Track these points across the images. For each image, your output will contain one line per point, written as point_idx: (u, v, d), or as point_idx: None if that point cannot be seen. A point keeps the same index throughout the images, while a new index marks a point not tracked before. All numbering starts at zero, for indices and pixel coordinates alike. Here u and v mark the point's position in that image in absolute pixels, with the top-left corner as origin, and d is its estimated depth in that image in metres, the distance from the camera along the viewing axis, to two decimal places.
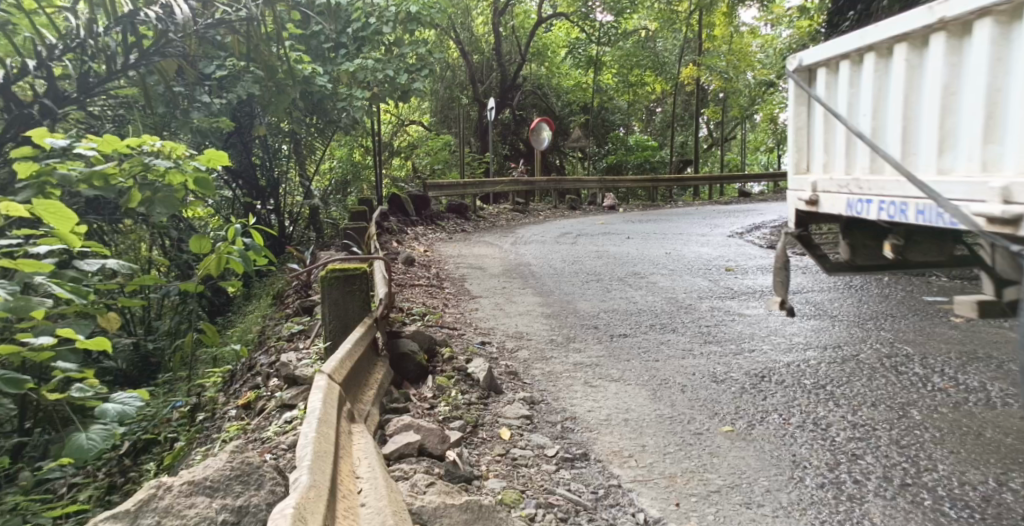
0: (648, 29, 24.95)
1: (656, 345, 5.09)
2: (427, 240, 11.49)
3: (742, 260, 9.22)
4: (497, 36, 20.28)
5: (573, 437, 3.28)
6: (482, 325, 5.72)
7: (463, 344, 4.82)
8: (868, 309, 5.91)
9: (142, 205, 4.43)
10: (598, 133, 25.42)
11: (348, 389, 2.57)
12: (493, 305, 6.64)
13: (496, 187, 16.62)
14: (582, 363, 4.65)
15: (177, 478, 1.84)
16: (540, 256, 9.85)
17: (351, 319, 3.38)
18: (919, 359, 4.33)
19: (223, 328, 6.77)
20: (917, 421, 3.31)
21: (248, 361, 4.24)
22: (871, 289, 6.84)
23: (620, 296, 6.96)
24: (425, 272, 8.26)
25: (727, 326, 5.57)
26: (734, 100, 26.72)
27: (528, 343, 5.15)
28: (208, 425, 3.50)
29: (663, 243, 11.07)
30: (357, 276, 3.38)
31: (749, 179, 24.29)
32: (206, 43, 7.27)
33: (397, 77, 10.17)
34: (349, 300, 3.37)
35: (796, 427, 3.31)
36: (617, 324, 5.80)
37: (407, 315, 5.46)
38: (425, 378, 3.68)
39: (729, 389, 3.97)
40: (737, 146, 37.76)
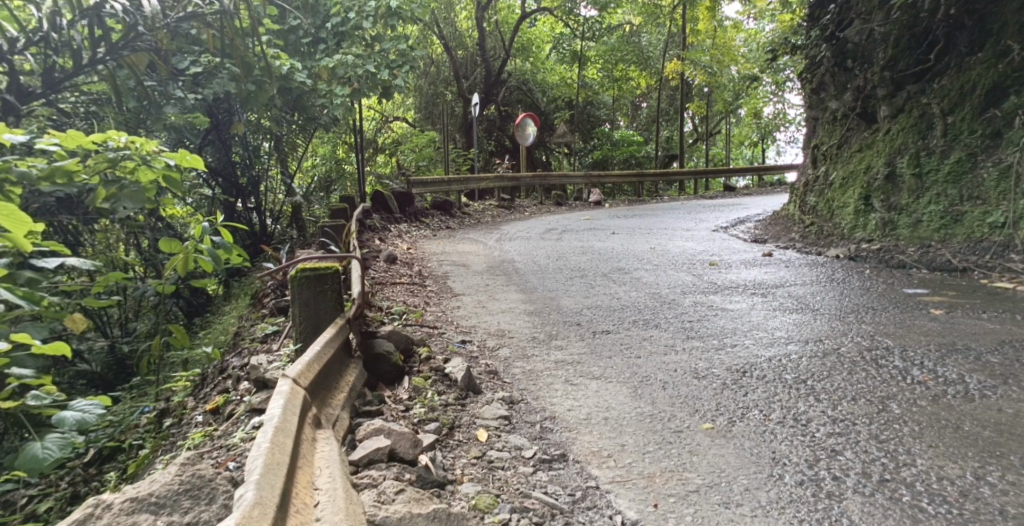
0: (633, 23, 24.91)
1: (639, 341, 5.04)
2: (410, 237, 11.40)
3: (726, 254, 9.22)
4: (480, 31, 20.16)
5: (551, 437, 3.22)
6: (462, 323, 5.65)
7: (442, 343, 4.75)
8: (850, 302, 5.90)
9: (108, 202, 4.29)
10: (583, 128, 25.39)
11: (315, 394, 2.50)
12: (475, 303, 6.58)
13: (480, 183, 16.55)
14: (563, 360, 4.59)
15: (119, 496, 1.81)
16: (524, 252, 9.80)
17: (322, 319, 3.30)
18: (901, 351, 4.30)
19: (199, 328, 6.66)
20: (897, 415, 3.28)
21: (220, 364, 4.14)
22: (854, 282, 6.83)
23: (604, 292, 6.91)
24: (407, 270, 8.19)
25: (710, 321, 5.53)
26: (719, 94, 26.77)
27: (509, 341, 5.09)
28: (175, 431, 3.41)
29: (647, 238, 11.04)
30: (329, 276, 3.30)
31: (735, 173, 24.33)
32: (180, 38, 7.15)
33: (378, 73, 10.07)
34: (320, 299, 3.29)
35: (775, 423, 3.27)
36: (600, 320, 5.74)
37: (386, 314, 5.39)
38: (401, 379, 3.61)
39: (709, 385, 3.92)
40: (722, 141, 37.88)
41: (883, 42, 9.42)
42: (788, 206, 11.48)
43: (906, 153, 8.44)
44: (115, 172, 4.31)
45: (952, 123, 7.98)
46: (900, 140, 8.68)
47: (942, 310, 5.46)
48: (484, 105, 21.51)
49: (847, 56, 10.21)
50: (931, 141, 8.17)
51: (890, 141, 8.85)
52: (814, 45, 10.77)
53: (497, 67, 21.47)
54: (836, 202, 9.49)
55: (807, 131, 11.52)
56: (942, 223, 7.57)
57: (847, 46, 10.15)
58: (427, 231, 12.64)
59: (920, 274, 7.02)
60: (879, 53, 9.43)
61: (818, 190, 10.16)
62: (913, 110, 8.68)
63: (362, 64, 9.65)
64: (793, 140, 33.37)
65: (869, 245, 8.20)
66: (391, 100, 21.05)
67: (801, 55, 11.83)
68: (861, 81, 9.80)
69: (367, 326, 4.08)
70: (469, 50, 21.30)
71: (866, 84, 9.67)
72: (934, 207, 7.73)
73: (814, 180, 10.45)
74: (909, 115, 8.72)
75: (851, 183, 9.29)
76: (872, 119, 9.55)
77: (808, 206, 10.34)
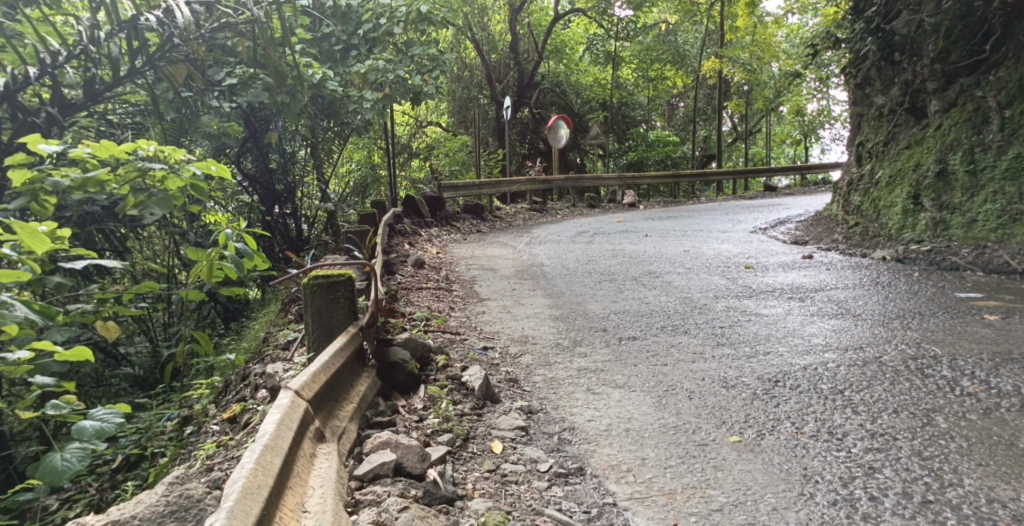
0: (669, 22, 24.54)
1: (666, 348, 4.88)
2: (441, 241, 11.39)
3: (763, 256, 8.95)
4: (514, 33, 20.07)
5: (569, 449, 3.10)
6: (488, 329, 5.57)
7: (464, 350, 4.67)
8: (894, 307, 5.63)
9: (137, 210, 4.18)
10: (618, 129, 25.08)
11: (321, 406, 2.42)
12: (502, 308, 6.49)
13: (514, 185, 16.46)
14: (586, 368, 4.46)
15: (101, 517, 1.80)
16: (555, 256, 9.68)
17: (334, 326, 3.22)
18: (948, 361, 4.06)
19: (231, 333, 6.72)
20: (943, 430, 3.07)
21: (244, 369, 4.11)
22: (899, 286, 6.54)
23: (633, 297, 6.76)
24: (435, 275, 8.15)
25: (742, 327, 5.34)
26: (758, 92, 26.16)
27: (534, 348, 4.98)
28: (193, 439, 3.38)
29: (681, 240, 10.83)
30: (341, 283, 3.23)
31: (774, 173, 23.79)
32: (215, 48, 7.22)
33: (410, 78, 10.04)
34: (332, 307, 3.21)
35: (808, 437, 3.09)
36: (627, 326, 5.60)
37: (410, 320, 5.33)
38: (416, 388, 3.53)
39: (739, 395, 3.75)
40: (761, 140, 37.05)
41: (934, 34, 9.02)
42: (830, 206, 11.10)
43: (959, 149, 8.09)
44: (145, 180, 4.21)
45: (1010, 116, 7.63)
46: (953, 136, 8.30)
47: (996, 315, 5.17)
48: (517, 108, 21.42)
49: (894, 49, 9.82)
50: (987, 136, 7.80)
51: (942, 137, 8.46)
52: (858, 39, 10.40)
53: (532, 69, 21.37)
54: (882, 202, 9.12)
55: (850, 129, 11.13)
56: (999, 223, 7.23)
57: (894, 38, 9.76)
58: (459, 235, 12.61)
59: (971, 277, 6.68)
60: (930, 46, 9.03)
61: (863, 189, 9.79)
62: (967, 103, 8.30)
63: (394, 69, 9.61)
64: (835, 137, 32.51)
65: (918, 246, 7.85)
66: (426, 104, 21.10)
67: (843, 50, 11.47)
68: (909, 75, 9.40)
69: (384, 333, 4.01)
70: (502, 53, 21.23)
71: (914, 78, 9.27)
72: (991, 206, 7.39)
73: (859, 179, 10.08)
74: (963, 109, 8.34)
75: (899, 182, 8.91)
76: (922, 115, 9.15)
77: (852, 206, 9.98)
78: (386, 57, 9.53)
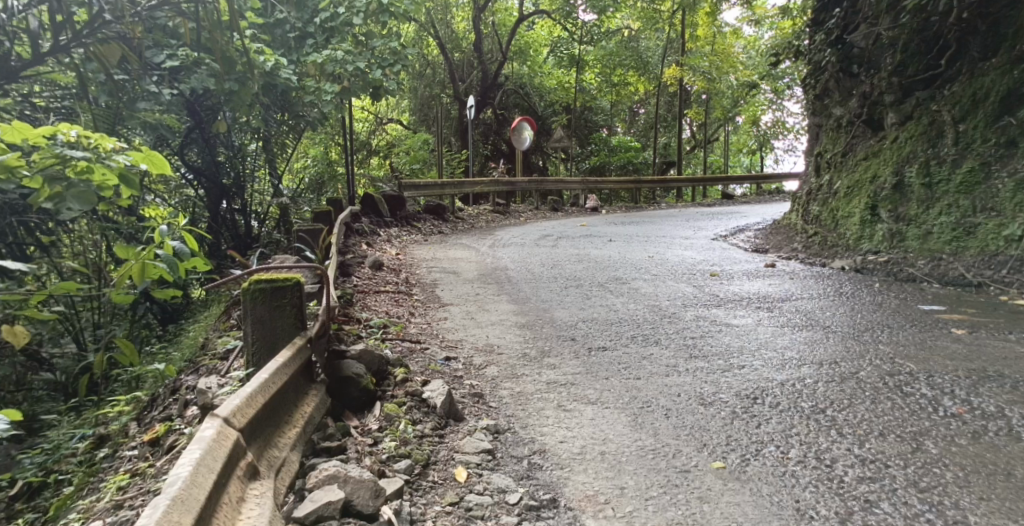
0: (632, 27, 24.55)
1: (638, 360, 4.64)
2: (400, 242, 11.03)
3: (726, 263, 8.86)
4: (477, 33, 19.79)
5: (539, 477, 2.82)
6: (449, 337, 5.27)
7: (424, 361, 4.36)
8: (864, 318, 5.50)
9: (51, 202, 3.78)
10: (580, 133, 24.92)
11: (256, 434, 2.11)
12: (464, 314, 6.19)
13: (475, 187, 16.11)
14: (556, 382, 4.21)
15: None
16: (518, 259, 9.41)
17: (277, 337, 2.88)
18: (926, 378, 3.89)
19: (167, 337, 6.28)
20: (935, 456, 2.88)
21: (174, 383, 3.74)
22: (863, 296, 6.45)
23: (600, 304, 6.51)
24: (393, 277, 7.80)
25: (714, 338, 5.14)
26: (717, 101, 26.37)
27: (498, 359, 4.70)
28: (106, 465, 3.02)
29: (645, 246, 10.70)
30: (287, 288, 2.89)
31: (732, 181, 23.93)
32: (156, 29, 6.75)
33: (369, 72, 9.65)
34: (276, 314, 2.87)
35: (795, 463, 2.86)
36: (596, 335, 5.35)
37: (364, 327, 4.99)
38: (371, 406, 3.20)
39: (717, 414, 3.52)
40: (721, 149, 37.34)
41: (892, 47, 9.05)
42: (790, 214, 11.06)
43: (915, 161, 8.05)
44: (64, 169, 3.83)
45: (964, 130, 7.62)
46: (908, 149, 8.26)
47: (964, 330, 5.05)
48: (480, 109, 21.13)
49: (852, 61, 9.85)
50: (942, 149, 7.77)
51: (898, 149, 8.43)
52: (818, 49, 10.43)
53: (494, 69, 21.11)
54: (840, 212, 9.08)
55: (810, 139, 11.13)
56: (953, 235, 7.17)
57: (853, 51, 9.79)
58: (418, 236, 12.21)
59: (932, 289, 6.64)
60: (888, 59, 9.06)
61: (822, 199, 9.75)
62: (923, 116, 8.28)
63: (353, 61, 9.26)
64: (791, 147, 32.97)
65: (876, 257, 7.81)
66: (385, 102, 20.65)
67: (805, 60, 11.51)
68: (867, 87, 9.40)
69: (338, 343, 3.67)
70: (465, 52, 20.91)
71: (873, 90, 9.28)
72: (946, 217, 7.34)
73: (818, 189, 10.04)
74: (918, 122, 8.31)
75: (857, 192, 8.88)
76: (879, 126, 9.14)
77: (810, 215, 9.91)
78: (345, 48, 9.14)
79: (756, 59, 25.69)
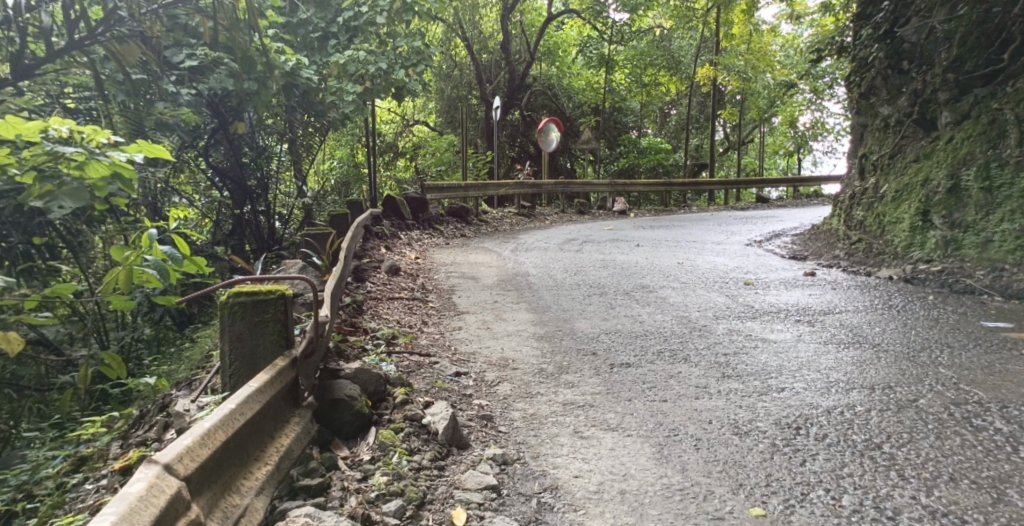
0: (664, 27, 24.03)
1: (664, 379, 4.26)
2: (421, 246, 10.75)
3: (762, 271, 8.39)
4: (506, 33, 19.44)
5: (549, 520, 2.48)
6: (463, 350, 4.94)
7: (431, 379, 4.05)
8: (916, 336, 5.05)
9: (41, 201, 3.48)
10: (609, 135, 24.47)
11: (210, 480, 1.75)
12: (480, 323, 5.86)
13: (501, 189, 15.74)
14: (573, 403, 3.86)
15: None
16: (541, 265, 9.06)
17: (258, 357, 2.50)
18: (999, 409, 3.49)
19: (175, 343, 6.04)
20: (1022, 511, 2.51)
21: (163, 399, 3.44)
22: (916, 310, 5.96)
23: (624, 314, 6.13)
24: (409, 283, 7.51)
25: (749, 356, 4.72)
26: (752, 102, 25.60)
27: (513, 376, 4.36)
28: (72, 496, 2.72)
29: (675, 251, 10.24)
30: (270, 302, 2.50)
31: (768, 184, 23.09)
32: (176, 27, 6.57)
33: (393, 72, 9.37)
34: (257, 331, 2.49)
35: (852, 514, 2.51)
36: (620, 350, 4.96)
37: (371, 338, 4.69)
38: (364, 433, 2.87)
39: (755, 447, 3.15)
40: (754, 151, 36.42)
41: (948, 42, 8.48)
42: (830, 219, 10.53)
43: (973, 163, 7.49)
44: (57, 167, 3.54)
45: None
46: (965, 150, 7.69)
47: None
48: (507, 110, 20.78)
49: (902, 57, 9.30)
50: (1004, 150, 7.19)
51: (953, 151, 7.87)
52: (864, 46, 9.89)
53: (523, 70, 20.80)
54: (887, 218, 8.54)
55: (852, 140, 10.57)
56: (1017, 243, 6.62)
57: (903, 46, 9.23)
58: (441, 239, 11.93)
59: (994, 303, 6.11)
60: (943, 54, 8.49)
61: (866, 204, 9.21)
62: (982, 116, 7.69)
63: (377, 61, 8.99)
64: (830, 150, 31.88)
65: (927, 266, 7.30)
66: (412, 103, 20.43)
67: (848, 58, 10.96)
68: (918, 85, 8.84)
69: (333, 359, 3.34)
70: (493, 52, 20.63)
71: (925, 88, 8.71)
72: (1009, 225, 6.77)
73: (861, 193, 9.49)
74: (977, 122, 7.73)
75: (906, 197, 8.34)
76: (931, 127, 8.56)
77: (853, 221, 9.37)
78: (368, 48, 8.88)
79: (794, 59, 24.87)
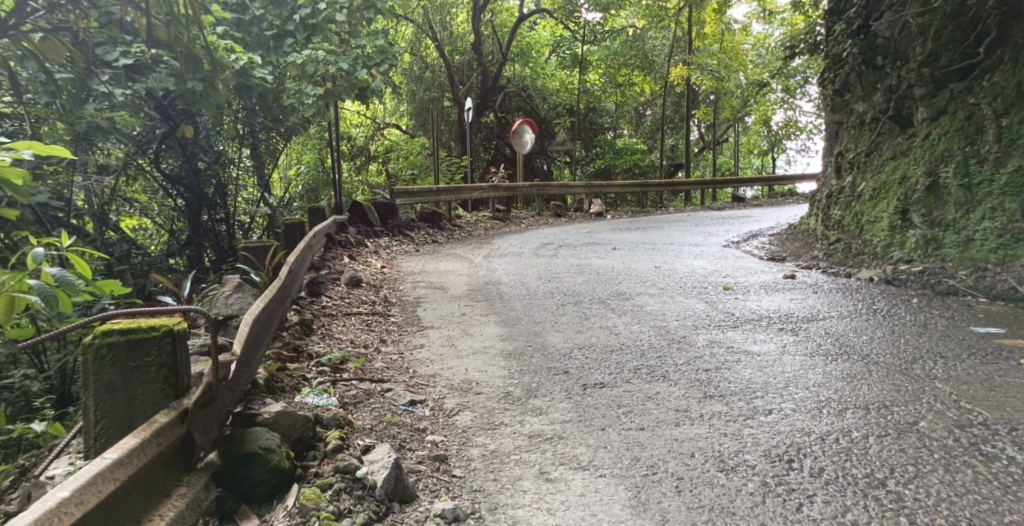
0: (636, 26, 23.73)
1: (641, 402, 3.85)
2: (388, 254, 10.28)
3: (741, 275, 8.02)
4: (476, 34, 19.00)
5: None
6: (421, 372, 4.52)
7: (378, 412, 3.64)
8: (906, 344, 4.69)
9: None
10: (585, 136, 24.16)
11: None
12: (443, 339, 5.42)
13: (473, 193, 15.23)
14: (540, 435, 3.44)
15: None
16: (513, 272, 8.62)
17: (135, 411, 2.13)
18: (1009, 433, 3.12)
19: None
20: None
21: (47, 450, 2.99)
22: (903, 315, 5.62)
23: (599, 326, 5.72)
24: (371, 296, 7.05)
25: (732, 371, 4.32)
26: (726, 101, 25.34)
27: (474, 402, 3.95)
28: None
29: (652, 254, 9.86)
30: (150, 341, 2.15)
31: (744, 183, 22.83)
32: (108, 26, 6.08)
33: (354, 72, 8.65)
34: (135, 379, 2.14)
35: None
36: (593, 368, 4.54)
37: (315, 365, 4.27)
38: (285, 494, 2.48)
39: (744, 487, 2.76)
40: (730, 150, 36.28)
41: (922, 36, 8.19)
42: (808, 219, 10.20)
43: (951, 160, 7.18)
44: None
45: (1007, 125, 6.72)
46: (942, 146, 7.39)
47: None
48: (480, 112, 20.34)
49: (876, 52, 8.99)
50: (982, 146, 6.90)
51: (930, 147, 7.57)
52: (836, 41, 9.63)
53: (495, 71, 20.36)
54: (865, 216, 8.24)
55: (828, 137, 10.29)
56: (998, 242, 6.33)
57: (876, 41, 8.93)
58: (410, 246, 11.46)
59: (983, 305, 5.79)
60: (917, 49, 8.18)
61: (844, 203, 8.89)
62: (958, 111, 7.39)
63: (336, 61, 8.42)
64: (805, 147, 31.72)
65: (909, 267, 7.00)
66: (381, 106, 19.90)
67: (823, 54, 10.67)
68: (893, 80, 8.50)
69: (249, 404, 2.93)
70: (465, 54, 20.15)
71: (899, 83, 8.38)
72: (990, 223, 6.49)
73: (838, 191, 9.16)
74: (953, 117, 7.43)
75: (883, 195, 8.03)
76: (907, 123, 8.24)
77: (831, 220, 9.06)
78: (327, 47, 8.36)
79: (767, 56, 24.68)
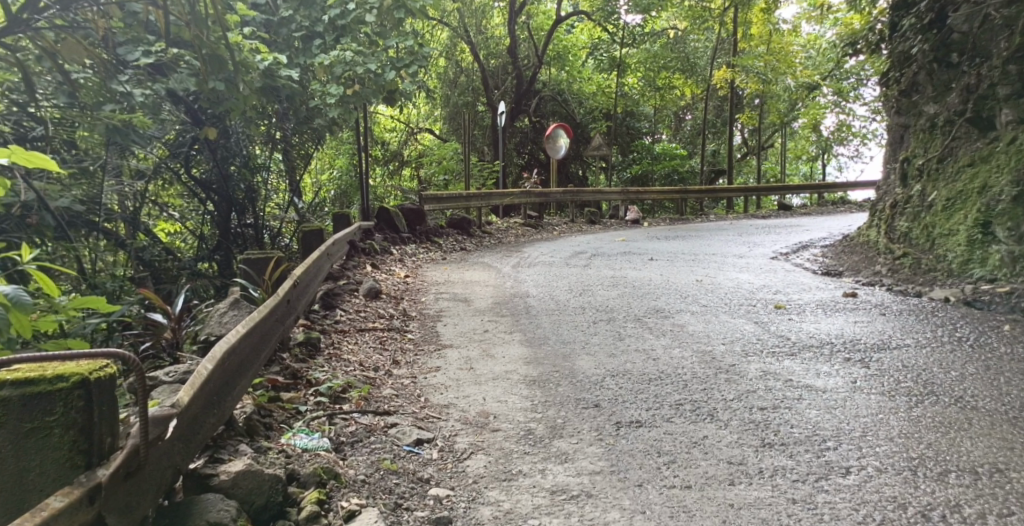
0: (677, 27, 22.91)
1: (686, 449, 3.24)
2: (413, 262, 9.80)
3: (793, 291, 7.31)
4: (513, 36, 18.46)
5: None
6: (433, 402, 3.98)
7: (375, 456, 3.12)
8: (1006, 385, 3.96)
9: None
10: (622, 141, 23.47)
11: None
12: (461, 361, 4.88)
13: (505, 199, 14.66)
14: (567, 492, 2.85)
15: None
16: (543, 283, 8.04)
17: (31, 486, 1.68)
18: None
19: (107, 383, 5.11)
20: None
21: None
22: (995, 346, 4.86)
23: (635, 349, 5.11)
24: (388, 307, 6.55)
25: (794, 413, 3.65)
26: (772, 105, 24.27)
27: (491, 443, 3.38)
28: None
29: (693, 267, 9.18)
30: (53, 396, 1.65)
31: (790, 190, 21.81)
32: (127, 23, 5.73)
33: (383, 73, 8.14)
34: (33, 445, 1.66)
35: None
36: (628, 402, 3.94)
37: (311, 394, 3.77)
38: None
39: None
40: (775, 157, 34.94)
41: (1007, 29, 7.35)
42: (867, 230, 9.39)
43: None
44: None
45: None
46: None
47: None
48: (515, 116, 19.80)
49: (951, 48, 8.18)
50: None
51: (1015, 153, 6.78)
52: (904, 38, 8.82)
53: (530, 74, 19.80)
54: (937, 229, 7.46)
55: (891, 142, 9.48)
56: None
57: (952, 37, 8.11)
58: (437, 253, 10.95)
59: None
60: (1001, 43, 7.34)
61: (910, 213, 8.12)
62: None
63: (365, 62, 7.87)
64: (857, 152, 30.28)
65: (992, 287, 6.21)
66: (415, 109, 19.53)
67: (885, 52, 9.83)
68: (971, 79, 7.68)
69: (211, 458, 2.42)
70: (500, 57, 19.66)
71: (979, 81, 7.58)
72: None
73: (903, 200, 8.38)
74: None
75: (959, 206, 7.25)
76: (987, 126, 7.45)
77: (895, 233, 8.28)
78: (355, 47, 7.85)
79: (817, 59, 23.65)
